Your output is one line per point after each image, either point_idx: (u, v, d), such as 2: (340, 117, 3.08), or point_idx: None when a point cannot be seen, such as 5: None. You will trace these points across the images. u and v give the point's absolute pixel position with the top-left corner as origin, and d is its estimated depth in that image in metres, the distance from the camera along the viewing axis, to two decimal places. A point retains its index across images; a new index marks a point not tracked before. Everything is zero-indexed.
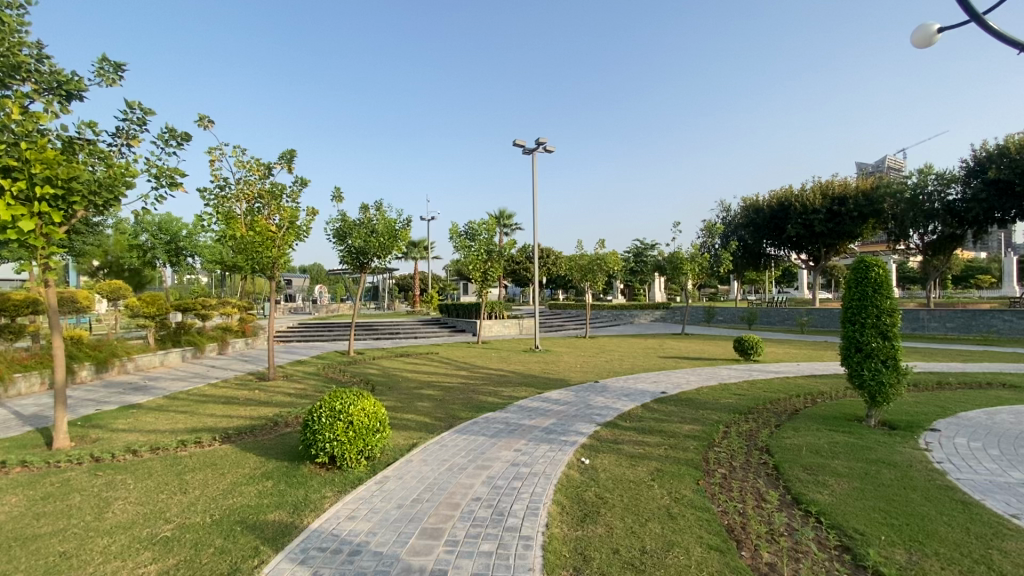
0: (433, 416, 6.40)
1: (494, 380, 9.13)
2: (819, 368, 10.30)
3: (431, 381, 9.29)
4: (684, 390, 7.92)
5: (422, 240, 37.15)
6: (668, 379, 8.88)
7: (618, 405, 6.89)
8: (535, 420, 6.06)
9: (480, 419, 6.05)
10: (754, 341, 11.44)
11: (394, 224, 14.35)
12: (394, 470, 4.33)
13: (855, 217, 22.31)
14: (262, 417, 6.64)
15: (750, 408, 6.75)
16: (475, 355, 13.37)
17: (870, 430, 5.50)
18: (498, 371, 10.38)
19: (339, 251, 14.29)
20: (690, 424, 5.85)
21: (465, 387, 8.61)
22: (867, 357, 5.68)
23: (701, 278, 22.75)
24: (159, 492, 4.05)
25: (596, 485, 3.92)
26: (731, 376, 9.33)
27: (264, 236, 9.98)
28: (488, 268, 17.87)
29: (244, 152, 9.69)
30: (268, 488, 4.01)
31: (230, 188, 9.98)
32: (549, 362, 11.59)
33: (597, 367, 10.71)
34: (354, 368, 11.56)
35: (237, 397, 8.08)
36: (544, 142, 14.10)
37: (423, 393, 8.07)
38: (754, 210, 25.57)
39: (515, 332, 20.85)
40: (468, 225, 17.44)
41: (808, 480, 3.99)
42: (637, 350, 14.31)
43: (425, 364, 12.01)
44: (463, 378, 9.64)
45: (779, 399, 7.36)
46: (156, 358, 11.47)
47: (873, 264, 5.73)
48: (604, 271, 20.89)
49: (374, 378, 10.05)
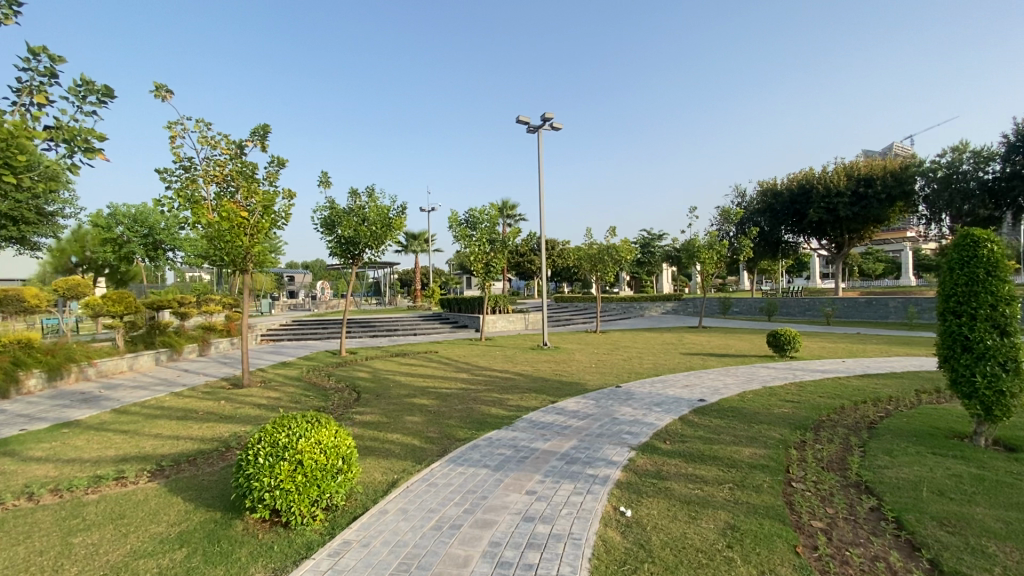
0: (423, 437, 5.15)
1: (500, 385, 7.88)
2: (870, 365, 8.99)
3: (427, 387, 8.06)
4: (725, 397, 6.65)
5: (422, 232, 35.89)
6: (701, 382, 7.60)
7: (651, 418, 5.61)
8: (551, 442, 4.78)
9: (481, 442, 4.78)
10: (790, 335, 10.17)
11: (387, 211, 13.11)
12: (359, 532, 3.07)
13: (883, 199, 20.73)
14: (215, 439, 5.42)
15: (814, 420, 5.49)
16: (477, 354, 12.14)
17: (987, 454, 4.23)
18: (504, 373, 9.11)
19: (328, 241, 13.01)
20: (749, 446, 4.59)
21: (466, 394, 7.36)
22: (979, 359, 4.41)
23: (718, 267, 21.41)
24: (22, 570, 2.83)
25: (649, 559, 2.66)
26: (773, 377, 8.03)
27: (235, 223, 8.70)
28: (490, 260, 16.60)
29: (209, 126, 8.46)
30: (173, 567, 2.78)
31: (196, 168, 8.73)
32: (561, 362, 10.33)
33: (616, 368, 9.44)
34: (342, 370, 10.36)
35: (198, 411, 6.88)
36: (549, 117, 12.82)
37: (415, 403, 6.83)
38: (772, 194, 24.11)
39: (520, 327, 19.61)
40: (468, 213, 16.21)
41: (958, 547, 2.74)
42: (655, 346, 13.04)
43: (422, 365, 10.78)
44: (464, 382, 8.41)
45: (843, 407, 6.09)
46: (123, 362, 10.33)
47: (985, 239, 4.45)
48: (616, 261, 19.57)
49: (363, 382, 8.83)
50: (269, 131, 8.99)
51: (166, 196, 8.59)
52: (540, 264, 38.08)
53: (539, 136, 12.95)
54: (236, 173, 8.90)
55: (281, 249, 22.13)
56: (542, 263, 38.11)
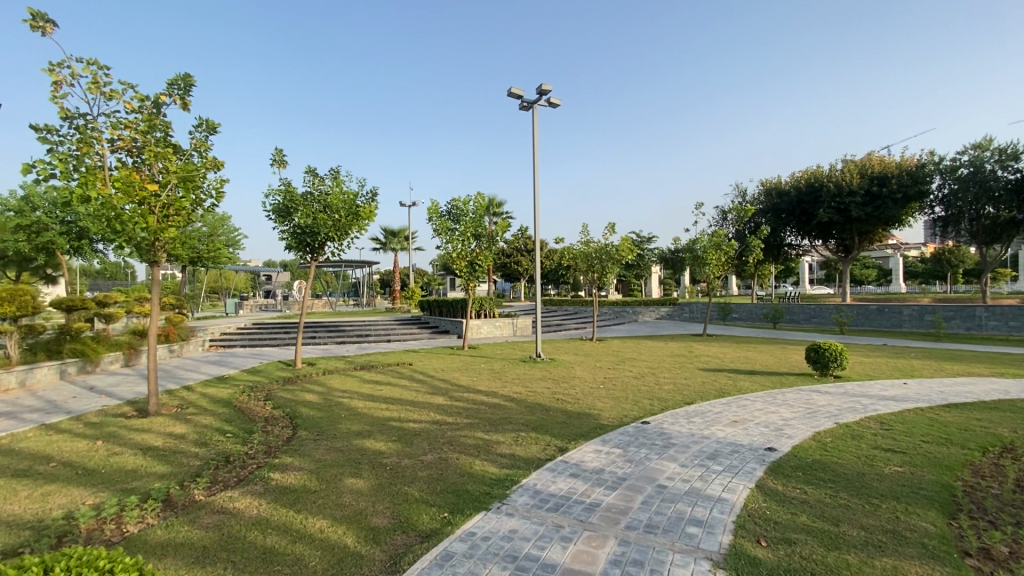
0: (363, 526, 3.21)
1: (486, 419, 5.93)
2: (944, 392, 7.27)
3: (390, 420, 6.09)
4: (798, 444, 4.81)
5: (403, 229, 33.60)
6: (751, 416, 5.77)
7: (716, 486, 3.75)
8: (575, 545, 2.86)
9: (456, 548, 2.83)
10: (835, 350, 8.45)
11: (354, 198, 11.09)
12: None
13: (898, 199, 19.24)
14: (29, 526, 3.39)
15: (957, 494, 3.68)
16: (459, 367, 10.19)
17: None
18: (491, 397, 7.18)
19: (282, 232, 10.87)
20: (909, 561, 2.73)
21: (440, 433, 5.41)
22: None
23: (723, 270, 19.69)
24: None
25: None
26: (838, 407, 6.25)
27: (135, 197, 6.51)
28: (475, 258, 14.66)
29: (106, 69, 6.42)
30: None
31: (88, 127, 6.62)
32: (560, 381, 8.44)
33: (630, 390, 7.57)
34: (289, 389, 8.34)
35: (54, 458, 4.83)
36: (546, 91, 10.95)
37: (367, 449, 4.85)
38: (777, 193, 22.61)
39: (508, 333, 17.71)
40: (451, 204, 14.23)
41: None
42: (665, 358, 11.25)
43: (389, 382, 8.77)
44: (438, 411, 6.48)
45: (974, 465, 4.31)
46: (8, 379, 8.18)
47: None
48: (614, 262, 17.72)
49: (307, 409, 6.82)
50: (194, 84, 7.06)
51: (42, 159, 6.41)
52: (528, 265, 36.24)
53: (534, 114, 11.08)
54: (144, 133, 6.79)
55: (239, 244, 19.86)
56: (531, 264, 36.27)
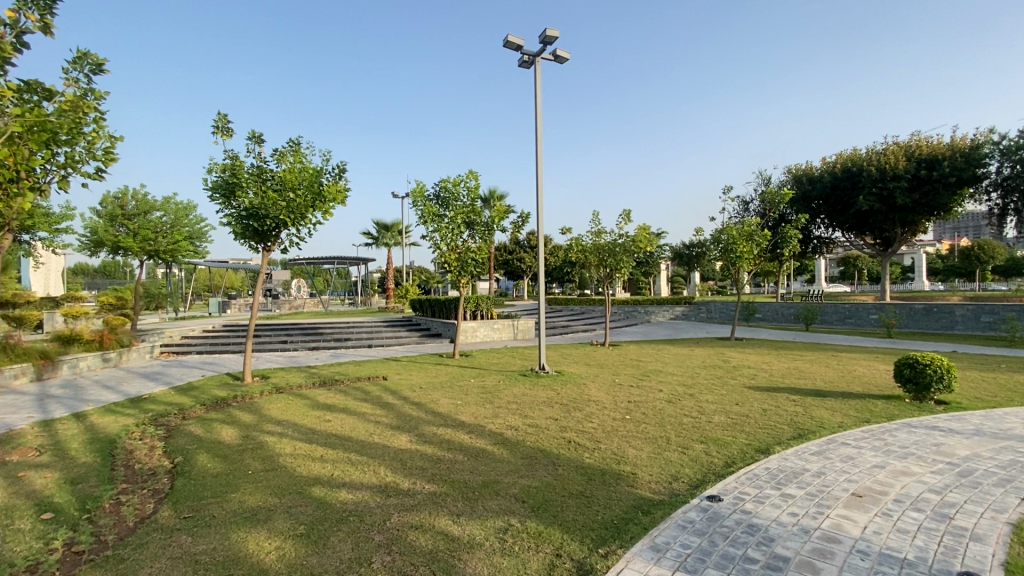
0: None
1: (459, 484, 3.81)
2: None
3: (313, 482, 3.99)
4: (1010, 558, 2.66)
5: (397, 223, 31.63)
6: (885, 487, 3.60)
7: None
8: None
9: None
10: (940, 368, 6.29)
11: (314, 173, 9.00)
12: None
13: (950, 183, 16.93)
14: None
15: None
16: (442, 384, 8.09)
17: None
18: (474, 438, 5.03)
19: (225, 215, 8.76)
20: None
21: (377, 518, 3.30)
22: None
23: (755, 265, 17.46)
24: None
25: None
26: (1003, 464, 4.05)
27: None
28: (468, 250, 12.57)
29: None
30: None
31: None
32: (570, 408, 6.28)
33: (670, 426, 5.40)
34: (208, 418, 6.22)
35: None
36: (551, 39, 8.78)
37: (237, 567, 2.74)
38: (807, 179, 20.50)
39: (507, 336, 15.63)
40: (439, 185, 12.10)
41: None
42: (699, 372, 9.08)
43: (345, 408, 6.65)
44: (390, 465, 4.34)
45: None
46: None
47: None
48: (629, 256, 15.52)
49: (209, 456, 4.73)
50: None
51: None
52: (531, 261, 34.30)
53: (535, 70, 8.92)
54: None
55: (205, 237, 17.95)
56: (535, 261, 34.27)
